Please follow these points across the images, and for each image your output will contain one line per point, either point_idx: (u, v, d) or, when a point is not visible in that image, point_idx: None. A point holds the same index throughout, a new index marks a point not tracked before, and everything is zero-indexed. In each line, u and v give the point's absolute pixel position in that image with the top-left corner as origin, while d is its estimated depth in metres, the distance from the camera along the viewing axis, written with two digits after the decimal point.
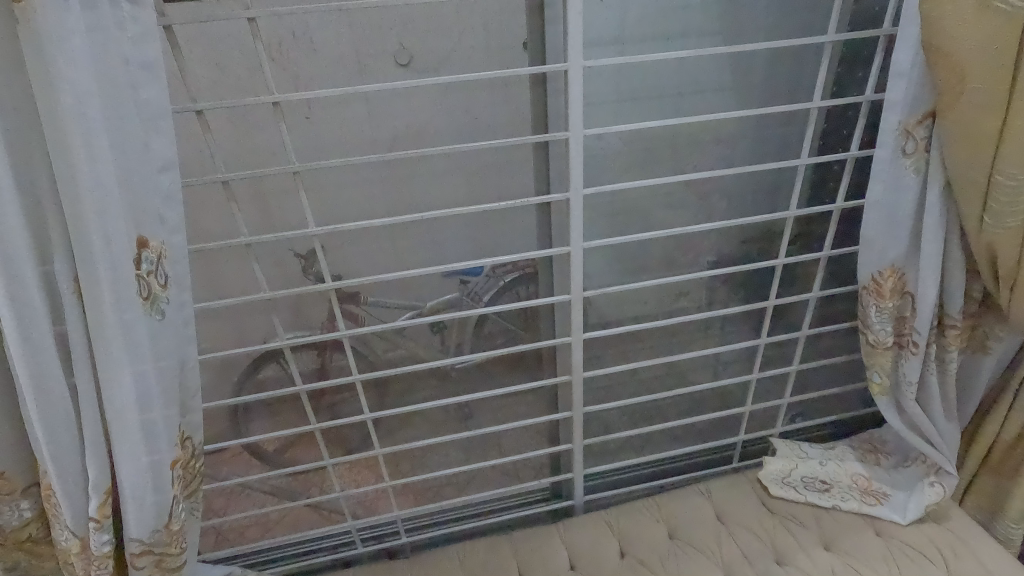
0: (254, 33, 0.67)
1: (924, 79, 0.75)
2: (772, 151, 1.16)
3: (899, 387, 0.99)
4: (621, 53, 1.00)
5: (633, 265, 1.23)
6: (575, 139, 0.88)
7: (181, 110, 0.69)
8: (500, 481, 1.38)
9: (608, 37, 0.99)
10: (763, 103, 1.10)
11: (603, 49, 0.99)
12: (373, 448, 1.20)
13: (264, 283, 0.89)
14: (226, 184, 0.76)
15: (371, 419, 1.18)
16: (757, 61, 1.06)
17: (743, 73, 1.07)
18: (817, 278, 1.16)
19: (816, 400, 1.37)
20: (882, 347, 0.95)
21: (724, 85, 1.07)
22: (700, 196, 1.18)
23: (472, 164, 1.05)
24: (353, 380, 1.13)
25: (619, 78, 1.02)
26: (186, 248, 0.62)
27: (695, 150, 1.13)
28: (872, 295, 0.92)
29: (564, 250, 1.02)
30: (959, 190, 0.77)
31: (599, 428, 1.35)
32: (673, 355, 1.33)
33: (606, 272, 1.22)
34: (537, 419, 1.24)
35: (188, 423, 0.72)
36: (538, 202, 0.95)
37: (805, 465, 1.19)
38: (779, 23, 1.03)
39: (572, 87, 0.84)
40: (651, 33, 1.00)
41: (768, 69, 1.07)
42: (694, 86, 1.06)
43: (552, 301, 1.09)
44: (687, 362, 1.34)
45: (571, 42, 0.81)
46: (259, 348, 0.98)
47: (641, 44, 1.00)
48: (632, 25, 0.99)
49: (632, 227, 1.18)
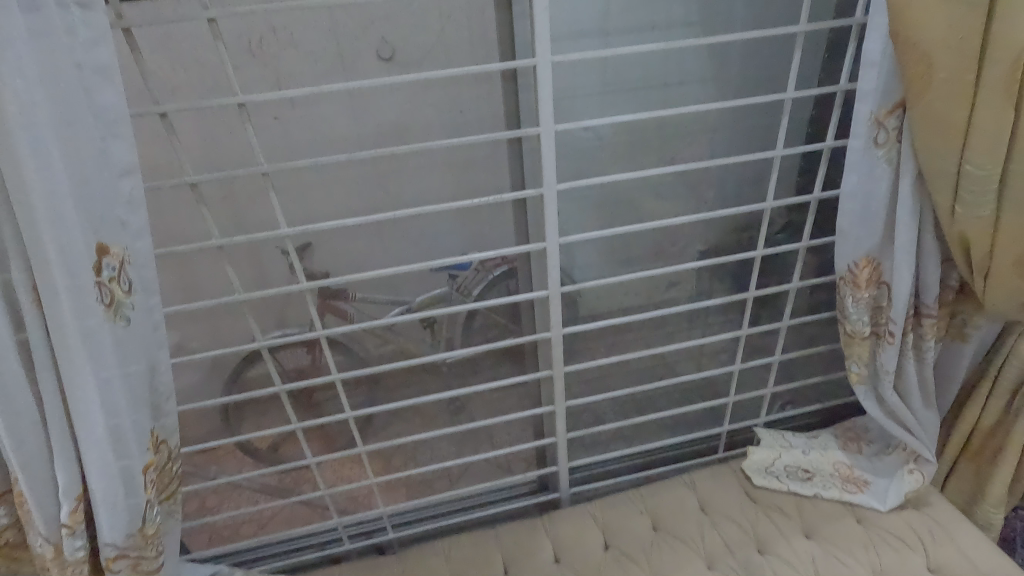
0: (215, 35, 0.66)
1: (894, 69, 0.75)
2: (751, 142, 1.15)
3: (878, 376, 0.99)
4: (599, 44, 0.99)
5: (616, 258, 1.23)
6: (547, 135, 0.87)
7: (143, 114, 0.69)
8: (489, 476, 1.39)
9: (586, 28, 0.97)
10: (743, 92, 1.09)
11: (580, 40, 0.98)
12: (357, 446, 1.19)
13: (239, 285, 0.86)
14: (195, 186, 0.75)
15: (353, 418, 1.15)
16: (737, 49, 1.05)
17: (724, 60, 1.06)
18: (798, 268, 1.15)
19: (803, 389, 1.38)
20: (859, 337, 0.95)
21: (704, 73, 1.06)
22: (681, 187, 1.17)
23: (448, 160, 1.08)
24: (332, 381, 1.11)
25: (598, 70, 1.02)
26: (151, 252, 0.63)
27: (673, 141, 1.12)
28: (849, 285, 0.92)
29: (540, 246, 1.00)
30: (930, 181, 0.77)
31: (587, 421, 1.36)
32: (660, 346, 1.34)
33: (589, 265, 1.22)
34: (521, 414, 1.22)
35: (163, 426, 0.72)
36: (513, 197, 0.93)
37: (788, 453, 1.20)
38: (755, 12, 1.02)
39: (540, 83, 0.83)
40: (625, 26, 0.99)
41: (749, 57, 1.06)
42: (676, 74, 1.05)
43: (531, 296, 1.07)
44: (674, 353, 1.35)
45: (537, 36, 0.80)
46: (237, 349, 0.94)
47: (615, 37, 0.99)
48: (610, 15, 0.98)
49: (614, 220, 1.18)
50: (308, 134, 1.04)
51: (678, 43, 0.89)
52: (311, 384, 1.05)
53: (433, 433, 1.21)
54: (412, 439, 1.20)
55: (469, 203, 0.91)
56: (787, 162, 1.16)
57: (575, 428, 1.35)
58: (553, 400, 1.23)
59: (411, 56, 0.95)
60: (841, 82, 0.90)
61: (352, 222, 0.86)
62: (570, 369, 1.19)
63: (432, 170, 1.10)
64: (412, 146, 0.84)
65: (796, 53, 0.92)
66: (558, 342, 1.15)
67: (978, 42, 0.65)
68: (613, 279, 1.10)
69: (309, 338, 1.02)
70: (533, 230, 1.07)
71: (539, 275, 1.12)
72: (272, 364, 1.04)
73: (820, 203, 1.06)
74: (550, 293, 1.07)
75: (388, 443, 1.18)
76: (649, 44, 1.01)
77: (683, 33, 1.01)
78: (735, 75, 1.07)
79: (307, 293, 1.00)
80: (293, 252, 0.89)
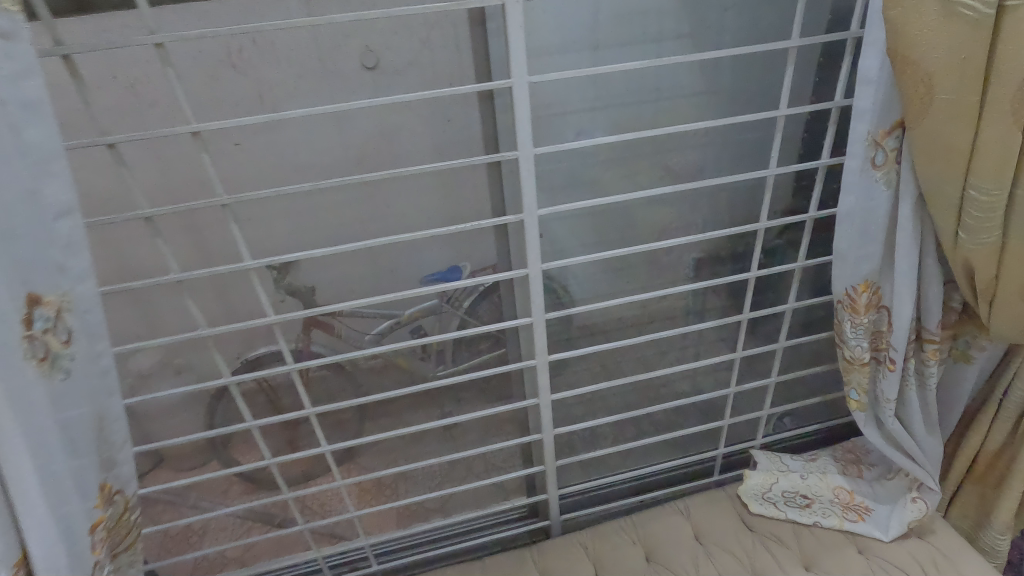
0: (164, 60, 0.61)
1: (889, 90, 0.71)
2: (743, 159, 1.11)
3: (878, 403, 0.95)
4: (587, 59, 0.95)
5: (604, 277, 1.19)
6: (526, 158, 0.82)
7: (88, 145, 0.64)
8: (478, 502, 1.33)
9: (573, 42, 0.93)
10: (736, 107, 1.05)
11: (568, 56, 0.94)
12: (336, 480, 1.14)
13: (202, 320, 0.85)
14: (150, 220, 0.71)
15: (331, 452, 1.10)
16: (731, 63, 1.01)
17: (718, 75, 1.01)
18: (793, 289, 1.10)
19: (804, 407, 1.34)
20: (858, 363, 0.91)
21: (698, 88, 1.02)
22: (674, 205, 1.13)
23: (436, 186, 1.10)
24: (306, 414, 1.05)
25: (585, 87, 0.97)
26: (94, 296, 0.59)
27: (659, 157, 1.07)
28: (846, 309, 0.88)
29: (522, 272, 0.95)
30: (932, 205, 0.73)
31: (581, 445, 1.31)
32: (656, 367, 1.29)
33: (576, 286, 1.18)
34: (507, 443, 1.17)
35: (117, 476, 0.68)
36: (492, 224, 0.88)
37: (786, 478, 1.17)
38: (746, 24, 0.97)
39: (517, 104, 0.78)
40: (610, 39, 0.94)
41: (744, 73, 1.02)
42: (668, 88, 1.01)
43: (514, 323, 1.01)
44: (670, 374, 1.30)
45: (512, 57, 0.75)
46: (205, 386, 0.92)
47: (599, 52, 0.95)
48: (599, 29, 0.93)
49: (602, 240, 1.14)
50: (280, 158, 1.05)
51: (667, 59, 0.85)
52: (285, 419, 1.01)
53: (417, 463, 1.18)
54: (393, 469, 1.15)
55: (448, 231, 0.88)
56: (783, 179, 1.12)
57: (568, 453, 1.31)
58: (541, 427, 1.17)
59: (396, 66, 0.99)
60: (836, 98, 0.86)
61: (325, 252, 0.85)
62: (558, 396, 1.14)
63: (421, 196, 1.11)
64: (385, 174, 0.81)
65: (789, 67, 0.87)
66: (545, 369, 1.09)
67: (983, 65, 0.61)
68: (601, 304, 1.06)
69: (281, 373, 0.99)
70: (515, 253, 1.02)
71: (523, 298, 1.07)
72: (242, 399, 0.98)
73: (816, 222, 1.02)
74: (534, 320, 1.02)
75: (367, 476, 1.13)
76: (639, 59, 0.97)
77: (674, 46, 0.97)
78: (728, 90, 1.03)
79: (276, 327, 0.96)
80: (259, 282, 0.84)
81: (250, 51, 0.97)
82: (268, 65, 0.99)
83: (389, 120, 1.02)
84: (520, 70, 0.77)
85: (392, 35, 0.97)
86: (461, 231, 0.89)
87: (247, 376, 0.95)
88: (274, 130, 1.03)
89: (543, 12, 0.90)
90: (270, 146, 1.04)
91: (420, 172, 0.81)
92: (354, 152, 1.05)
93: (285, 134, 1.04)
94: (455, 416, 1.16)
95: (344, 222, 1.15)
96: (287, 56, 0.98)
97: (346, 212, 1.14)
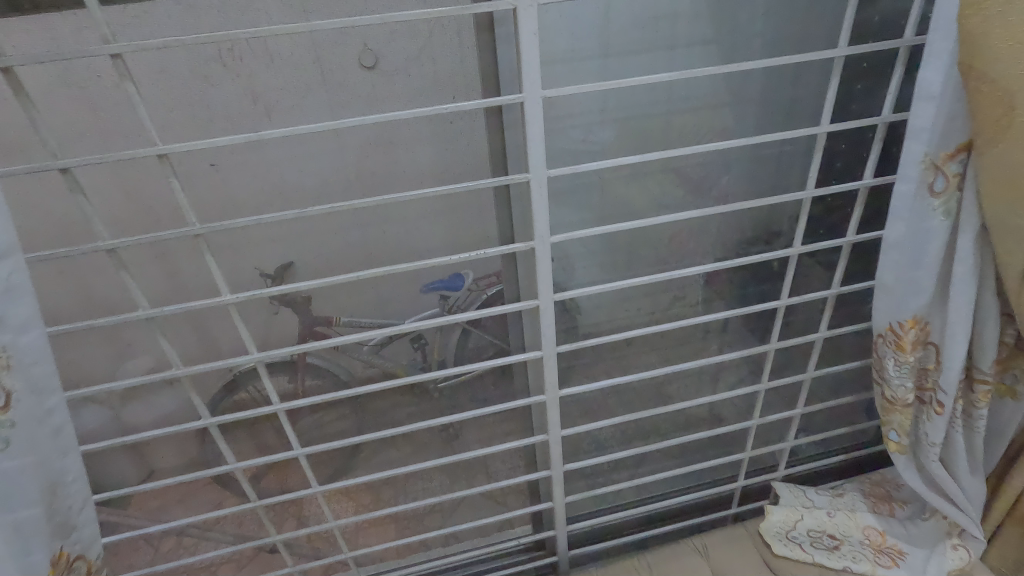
0: (121, 74, 0.53)
1: (957, 108, 0.62)
2: (768, 177, 1.03)
3: (921, 445, 0.87)
4: (603, 68, 0.87)
5: (617, 300, 1.12)
6: (539, 180, 0.74)
7: (38, 169, 0.56)
8: (478, 531, 1.28)
9: (589, 51, 0.85)
10: (763, 120, 0.97)
11: (582, 66, 0.86)
12: (329, 520, 1.07)
13: (178, 360, 0.80)
14: (113, 252, 0.63)
15: (321, 492, 1.02)
16: (759, 72, 0.93)
17: (744, 85, 0.94)
18: (825, 319, 1.02)
19: (833, 440, 1.24)
20: (900, 404, 0.83)
21: (722, 100, 0.94)
22: (692, 225, 1.07)
23: (441, 208, 1.09)
24: (296, 456, 0.96)
25: (600, 99, 0.90)
26: (40, 349, 0.53)
27: (676, 175, 1.00)
28: (890, 346, 0.80)
29: (532, 303, 0.87)
30: (999, 239, 0.64)
31: (591, 478, 1.23)
32: (672, 395, 1.21)
33: (587, 311, 1.11)
34: (512, 481, 1.09)
35: (74, 541, 0.61)
36: (499, 253, 0.80)
37: (811, 514, 1.09)
38: (778, 28, 0.89)
39: (528, 121, 0.70)
40: (629, 44, 0.86)
41: (773, 83, 0.94)
42: (689, 100, 0.93)
43: (522, 357, 0.93)
44: (688, 402, 1.22)
45: (523, 70, 0.67)
46: (182, 428, 0.86)
47: (616, 58, 0.87)
48: (616, 34, 0.85)
49: (615, 264, 1.07)
50: (269, 173, 0.98)
51: (693, 72, 0.78)
52: (269, 461, 0.93)
53: (416, 503, 1.09)
54: (386, 510, 1.07)
55: (454, 258, 0.81)
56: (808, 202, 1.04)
57: (579, 484, 1.23)
58: (549, 463, 1.09)
59: (395, 68, 0.91)
60: (884, 113, 0.77)
61: (310, 284, 0.77)
62: (567, 433, 1.06)
63: (428, 219, 1.11)
64: (380, 200, 0.73)
65: (834, 79, 0.78)
66: (555, 404, 1.01)
67: None
68: (612, 337, 0.99)
69: (265, 415, 0.91)
70: (523, 285, 0.92)
71: (532, 332, 0.96)
72: (223, 441, 0.89)
73: (854, 247, 0.93)
74: (544, 354, 0.93)
75: (361, 516, 1.06)
76: (660, 67, 0.89)
77: (700, 53, 0.89)
78: (754, 102, 0.95)
79: (259, 365, 0.89)
80: (240, 318, 0.79)
81: (244, 52, 0.89)
82: (262, 69, 0.90)
83: (386, 134, 0.95)
84: (532, 84, 0.68)
85: (389, 35, 0.88)
86: (463, 260, 0.80)
87: (226, 417, 0.88)
88: (264, 146, 0.96)
89: (554, 14, 0.82)
90: (257, 161, 0.97)
91: (417, 199, 0.72)
92: (348, 168, 0.98)
93: (275, 148, 0.96)
94: (460, 454, 1.07)
95: (344, 241, 1.12)
96: (278, 62, 0.90)
97: (346, 232, 1.11)
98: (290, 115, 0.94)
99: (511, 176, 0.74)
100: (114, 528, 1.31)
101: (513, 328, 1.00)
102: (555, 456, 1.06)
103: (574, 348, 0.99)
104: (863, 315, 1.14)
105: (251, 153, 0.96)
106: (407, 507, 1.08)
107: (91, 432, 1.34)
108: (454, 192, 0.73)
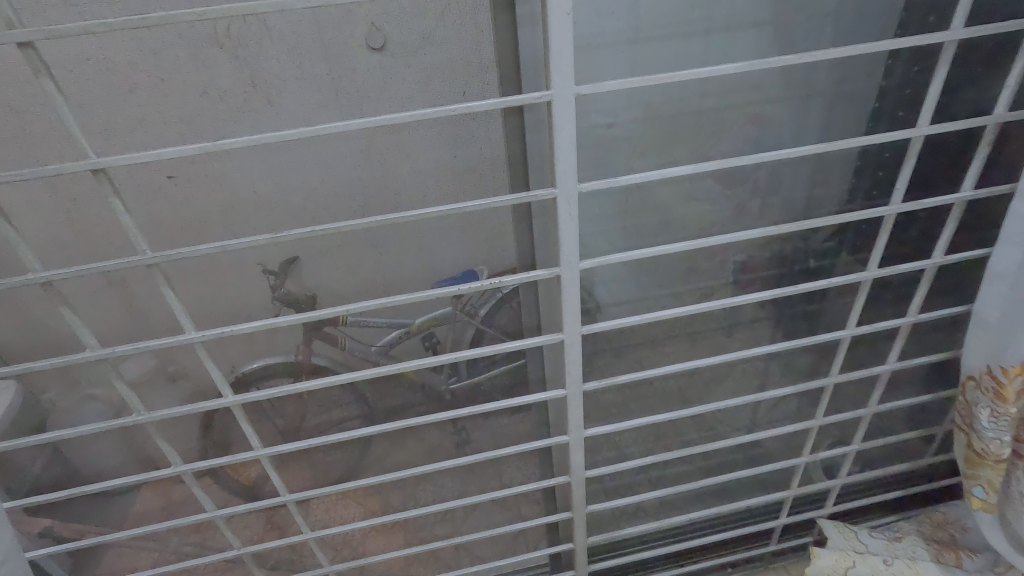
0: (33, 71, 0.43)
1: None
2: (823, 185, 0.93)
3: (1013, 503, 0.75)
4: (636, 59, 0.75)
5: (658, 325, 1.01)
6: (567, 198, 0.61)
7: None
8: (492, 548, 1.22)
9: (620, 38, 0.73)
10: (819, 121, 0.87)
11: (615, 58, 0.75)
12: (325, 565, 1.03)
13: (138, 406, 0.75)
14: (49, 285, 0.54)
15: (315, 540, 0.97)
16: (821, 65, 0.82)
17: (800, 80, 0.83)
18: (895, 348, 0.90)
19: (891, 478, 1.11)
20: (993, 461, 0.71)
21: (778, 96, 0.84)
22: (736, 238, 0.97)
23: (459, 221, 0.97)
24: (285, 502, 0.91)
25: (635, 99, 0.79)
26: None
27: (719, 182, 0.89)
28: (988, 393, 0.70)
29: (556, 338, 0.76)
30: None
31: (620, 516, 1.12)
32: (706, 421, 1.12)
33: (620, 334, 1.00)
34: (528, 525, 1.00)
35: None
36: (518, 282, 0.69)
37: (864, 560, 0.96)
38: (839, 11, 0.78)
39: (557, 125, 0.57)
40: (672, 27, 0.74)
41: (834, 75, 0.84)
42: (739, 97, 0.82)
43: (544, 397, 0.83)
44: (723, 431, 1.11)
45: (551, 62, 0.54)
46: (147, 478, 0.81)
47: (659, 44, 0.75)
48: (657, 15, 0.73)
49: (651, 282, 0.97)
50: (259, 179, 0.86)
51: (760, 62, 0.66)
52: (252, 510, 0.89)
53: (421, 547, 1.02)
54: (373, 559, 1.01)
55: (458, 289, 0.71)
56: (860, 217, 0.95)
57: (595, 530, 1.11)
58: (571, 505, 1.00)
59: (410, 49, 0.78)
60: (996, 108, 0.68)
61: (289, 322, 0.68)
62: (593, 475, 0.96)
63: (447, 232, 1.00)
64: (383, 216, 0.62)
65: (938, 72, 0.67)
66: (579, 444, 0.91)
67: None
68: (646, 372, 0.89)
69: (245, 461, 0.85)
70: (545, 318, 0.81)
71: (553, 366, 0.86)
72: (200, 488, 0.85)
73: (938, 269, 0.81)
74: (569, 393, 0.84)
75: (359, 562, 1.01)
76: (705, 58, 0.78)
77: (753, 37, 0.78)
78: (811, 99, 0.85)
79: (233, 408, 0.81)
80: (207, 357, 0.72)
81: (240, 32, 0.75)
82: (262, 51, 0.77)
83: (400, 140, 0.83)
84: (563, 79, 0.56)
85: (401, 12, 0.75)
86: (469, 291, 0.71)
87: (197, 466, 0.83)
88: (252, 150, 0.84)
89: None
90: (243, 166, 0.85)
91: (417, 217, 0.62)
92: (349, 180, 0.87)
93: (265, 153, 0.84)
94: (471, 498, 0.99)
95: (357, 258, 1.02)
96: (277, 42, 0.77)
97: (355, 245, 1.01)
98: (275, 117, 0.82)
99: (537, 193, 0.63)
100: (125, 551, 1.26)
101: (531, 360, 0.89)
102: (577, 497, 0.97)
103: (604, 386, 0.88)
104: (939, 343, 0.99)
105: (235, 159, 0.84)
106: (408, 553, 1.02)
107: (85, 446, 1.28)
108: (461, 212, 0.63)
